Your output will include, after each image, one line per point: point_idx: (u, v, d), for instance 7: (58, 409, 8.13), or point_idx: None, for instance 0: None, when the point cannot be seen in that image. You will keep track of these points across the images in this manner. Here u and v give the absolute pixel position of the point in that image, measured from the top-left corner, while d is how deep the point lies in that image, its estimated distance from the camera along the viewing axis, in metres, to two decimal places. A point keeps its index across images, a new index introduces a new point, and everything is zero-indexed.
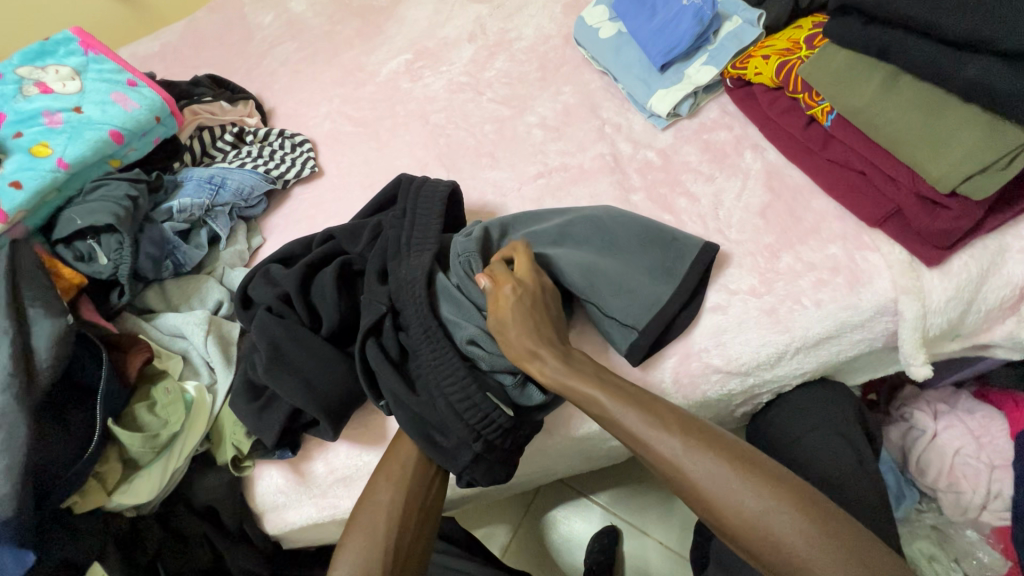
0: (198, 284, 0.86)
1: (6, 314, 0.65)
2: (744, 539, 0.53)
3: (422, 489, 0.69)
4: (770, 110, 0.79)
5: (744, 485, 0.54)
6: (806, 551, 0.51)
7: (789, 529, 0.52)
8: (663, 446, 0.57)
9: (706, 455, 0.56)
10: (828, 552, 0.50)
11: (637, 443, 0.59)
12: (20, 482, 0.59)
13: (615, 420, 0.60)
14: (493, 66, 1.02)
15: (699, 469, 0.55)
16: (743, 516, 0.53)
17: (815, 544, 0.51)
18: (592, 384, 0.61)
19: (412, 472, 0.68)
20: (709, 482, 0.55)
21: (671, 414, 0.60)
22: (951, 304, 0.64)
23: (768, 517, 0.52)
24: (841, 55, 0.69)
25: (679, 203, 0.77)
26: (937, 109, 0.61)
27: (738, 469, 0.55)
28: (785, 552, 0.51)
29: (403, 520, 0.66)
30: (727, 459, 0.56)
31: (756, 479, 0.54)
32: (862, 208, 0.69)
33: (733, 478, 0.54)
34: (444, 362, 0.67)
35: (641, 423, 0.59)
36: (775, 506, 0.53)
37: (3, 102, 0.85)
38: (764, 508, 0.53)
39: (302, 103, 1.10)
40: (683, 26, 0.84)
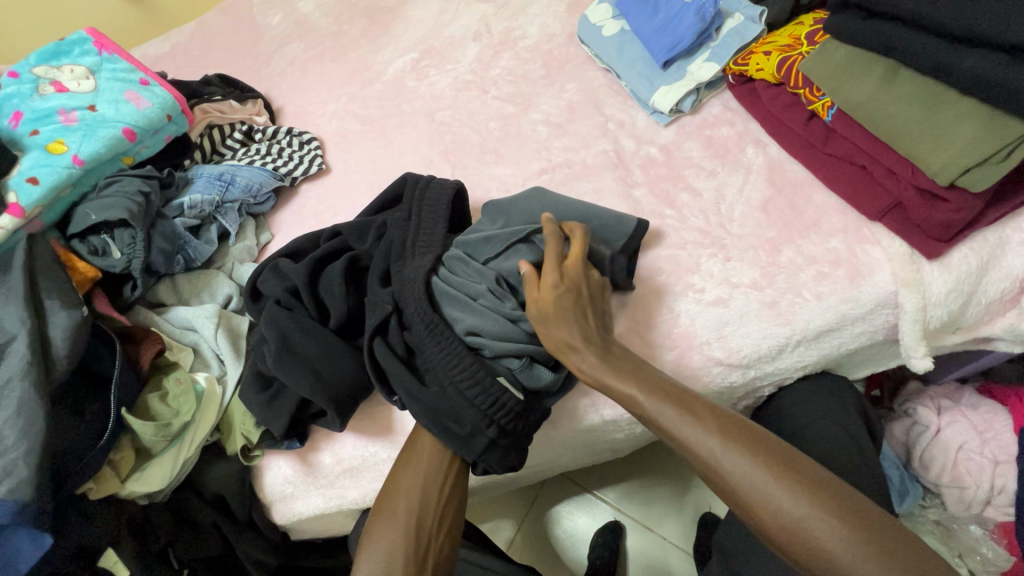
0: (208, 279, 0.88)
1: (24, 305, 0.67)
2: (783, 543, 0.54)
3: (439, 477, 0.68)
4: (772, 106, 0.79)
5: (780, 485, 0.55)
6: (842, 554, 0.51)
7: (830, 536, 0.52)
8: (700, 444, 0.59)
9: (742, 455, 0.57)
10: (866, 556, 0.50)
11: (673, 440, 0.61)
12: (37, 467, 0.61)
13: (652, 418, 0.61)
14: (497, 64, 1.03)
15: (736, 467, 0.57)
16: (778, 515, 0.54)
17: (851, 547, 0.51)
18: (632, 382, 0.63)
19: (430, 461, 0.69)
20: (745, 481, 0.56)
21: (710, 413, 0.61)
22: (951, 297, 0.65)
23: (804, 518, 0.53)
24: (841, 51, 0.70)
25: (681, 198, 0.78)
26: (936, 103, 0.61)
27: (773, 469, 0.56)
28: (820, 554, 0.52)
29: (422, 505, 0.67)
30: (764, 459, 0.57)
31: (792, 479, 0.55)
32: (863, 202, 0.69)
33: (768, 478, 0.55)
34: (449, 351, 0.68)
35: (679, 421, 0.60)
36: (812, 509, 0.53)
37: (20, 101, 0.87)
38: (801, 508, 0.53)
39: (310, 102, 1.12)
40: (685, 24, 0.85)
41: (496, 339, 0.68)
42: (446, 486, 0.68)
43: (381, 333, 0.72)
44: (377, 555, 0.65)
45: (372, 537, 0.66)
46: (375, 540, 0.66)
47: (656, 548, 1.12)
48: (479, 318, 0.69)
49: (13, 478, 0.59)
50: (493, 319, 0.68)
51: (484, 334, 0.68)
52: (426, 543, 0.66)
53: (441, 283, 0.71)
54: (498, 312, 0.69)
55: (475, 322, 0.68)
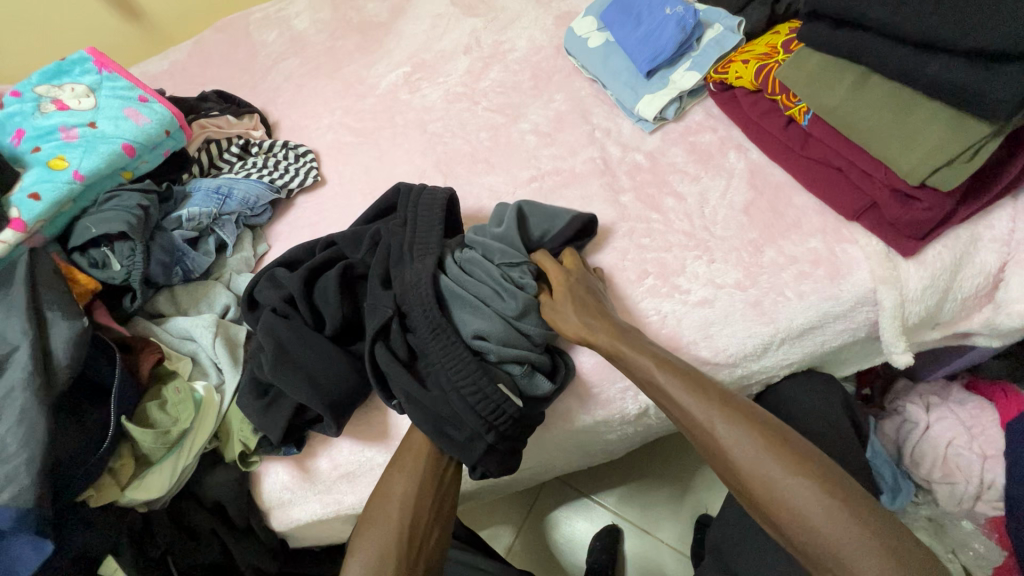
0: (207, 289, 0.89)
1: (27, 317, 0.69)
2: (773, 511, 0.56)
3: (434, 477, 0.70)
4: (751, 112, 0.82)
5: (765, 450, 0.58)
6: (821, 517, 0.54)
7: (813, 504, 0.54)
8: (698, 410, 0.62)
9: (739, 425, 0.60)
10: (843, 523, 0.53)
11: (675, 408, 0.64)
12: (40, 475, 0.62)
13: (659, 387, 0.64)
14: (487, 76, 1.06)
15: (729, 433, 0.60)
16: (763, 478, 0.57)
17: (829, 511, 0.54)
18: (645, 354, 0.65)
19: (425, 463, 0.70)
20: (735, 449, 0.59)
21: (713, 388, 0.63)
22: (928, 292, 0.67)
23: (787, 482, 0.56)
24: (815, 58, 0.72)
25: (666, 202, 0.80)
26: (905, 107, 0.64)
27: (766, 442, 0.59)
28: (799, 516, 0.55)
29: (418, 507, 0.68)
30: (758, 430, 0.59)
31: (781, 450, 0.58)
32: (840, 203, 0.71)
33: (757, 446, 0.58)
34: (459, 357, 0.69)
35: (683, 392, 0.63)
36: (798, 479, 0.56)
37: (22, 119, 0.90)
38: (785, 474, 0.56)
39: (306, 116, 1.14)
40: (667, 34, 0.87)
41: (500, 344, 0.70)
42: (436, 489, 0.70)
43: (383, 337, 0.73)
44: (371, 558, 0.65)
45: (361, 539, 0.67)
46: (365, 540, 0.67)
47: (653, 551, 1.13)
48: (484, 322, 0.70)
49: (14, 485, 0.61)
50: (499, 324, 0.70)
51: (489, 338, 0.70)
52: (420, 542, 0.67)
53: (451, 284, 0.73)
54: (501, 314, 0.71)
55: (480, 325, 0.70)
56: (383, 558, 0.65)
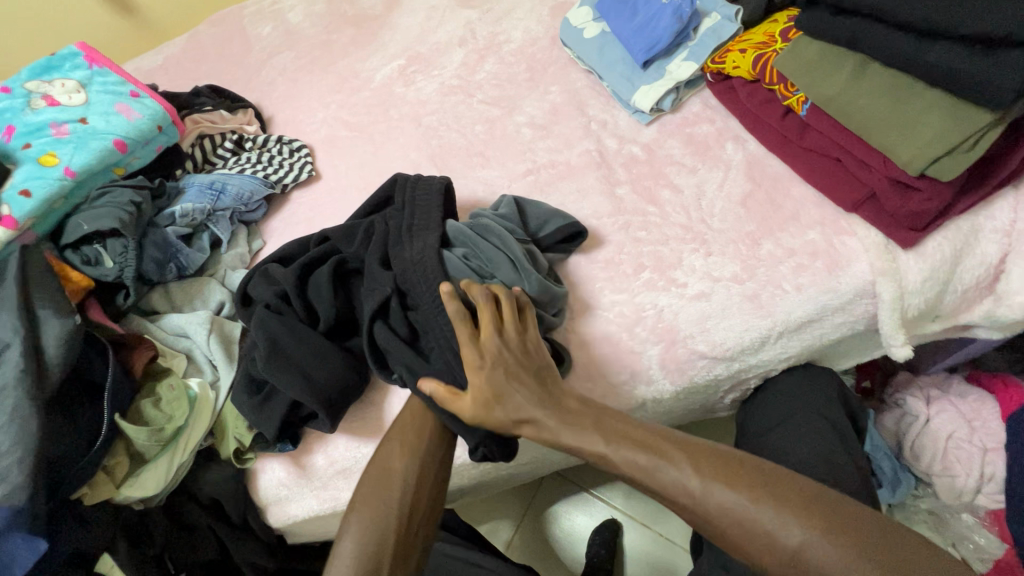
0: (201, 286, 0.89)
1: (18, 315, 0.68)
2: (788, 572, 0.54)
3: (435, 453, 0.69)
4: (749, 102, 0.80)
5: (759, 512, 0.55)
6: (840, 568, 0.52)
7: (826, 556, 0.52)
8: (676, 483, 0.59)
9: (722, 493, 0.57)
10: (864, 569, 0.51)
11: (649, 488, 0.61)
12: (33, 473, 0.62)
13: (625, 467, 0.61)
14: (482, 68, 1.05)
15: (717, 503, 0.57)
16: (768, 540, 0.54)
17: (846, 560, 0.52)
18: (595, 438, 0.62)
19: (427, 436, 0.70)
20: (691, 497, 0.58)
21: (681, 451, 0.61)
22: (928, 284, 0.66)
23: (793, 542, 0.53)
24: (814, 46, 0.71)
25: (662, 195, 0.80)
26: (905, 96, 0.63)
27: (755, 499, 0.56)
28: (817, 573, 0.52)
29: (415, 488, 0.67)
30: (744, 490, 0.57)
31: (775, 507, 0.55)
32: (839, 194, 0.70)
33: (748, 507, 0.56)
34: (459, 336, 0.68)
35: (654, 468, 0.60)
36: (803, 535, 0.53)
37: (12, 115, 0.89)
38: (788, 531, 0.54)
39: (300, 110, 1.13)
40: (663, 24, 0.86)
41: None
42: (431, 493, 0.68)
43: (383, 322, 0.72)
44: (364, 528, 0.65)
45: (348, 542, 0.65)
46: (352, 544, 0.64)
47: (653, 545, 1.13)
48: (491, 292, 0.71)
49: (7, 484, 0.60)
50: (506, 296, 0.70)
51: None
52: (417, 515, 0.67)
53: (456, 258, 0.73)
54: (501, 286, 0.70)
55: None
56: (378, 523, 0.65)
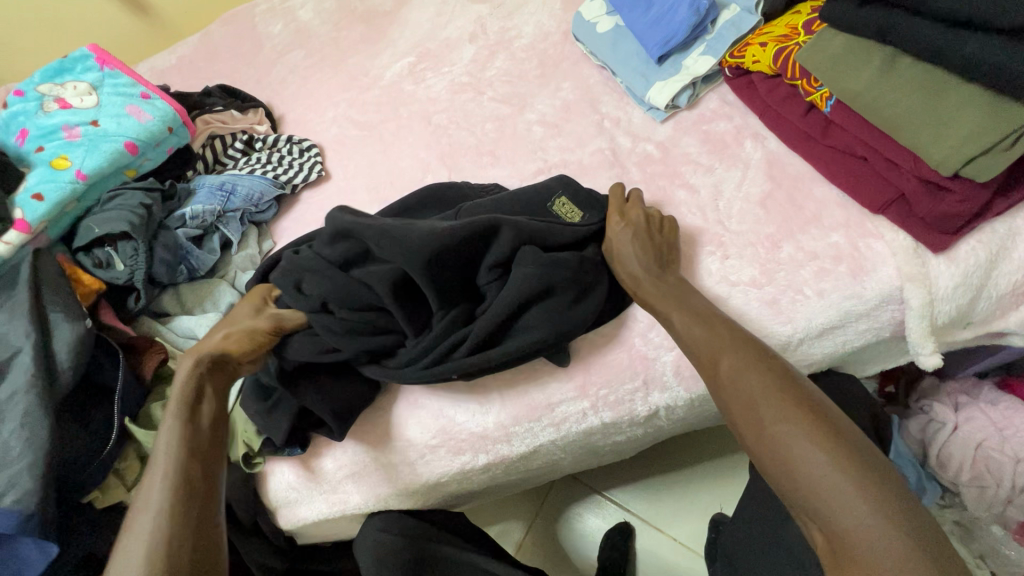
0: (211, 288, 0.88)
1: (29, 320, 0.69)
2: (765, 457, 0.51)
3: (192, 479, 0.56)
4: (770, 98, 0.77)
5: (766, 389, 0.54)
6: (816, 469, 0.48)
7: (809, 454, 0.49)
8: (703, 350, 0.59)
9: (745, 366, 0.56)
10: (835, 476, 0.47)
11: (688, 351, 0.61)
12: (43, 478, 0.62)
13: (676, 331, 0.62)
14: (493, 64, 1.02)
15: (734, 373, 0.56)
16: (756, 421, 0.53)
17: (826, 466, 0.48)
18: (669, 302, 0.64)
19: (183, 462, 0.56)
20: (738, 391, 0.55)
21: (728, 332, 0.60)
22: (959, 291, 0.63)
23: (780, 430, 0.51)
24: (838, 39, 0.67)
25: (678, 195, 0.77)
26: (938, 91, 0.60)
27: (772, 379, 0.54)
28: (790, 466, 0.49)
29: (178, 537, 0.51)
30: (763, 370, 0.55)
31: (785, 394, 0.53)
32: (864, 195, 0.67)
33: (758, 382, 0.54)
34: (530, 255, 0.70)
35: (693, 332, 0.60)
36: (797, 427, 0.50)
37: (26, 118, 0.90)
38: (780, 420, 0.51)
39: (310, 109, 1.12)
40: (680, 17, 0.83)
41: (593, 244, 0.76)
42: (204, 527, 0.53)
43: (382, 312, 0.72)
44: None
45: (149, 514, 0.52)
46: (135, 544, 0.50)
47: (666, 549, 1.11)
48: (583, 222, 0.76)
49: (18, 488, 0.61)
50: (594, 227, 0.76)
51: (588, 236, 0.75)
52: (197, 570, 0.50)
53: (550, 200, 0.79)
54: (569, 227, 0.73)
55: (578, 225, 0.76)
56: None
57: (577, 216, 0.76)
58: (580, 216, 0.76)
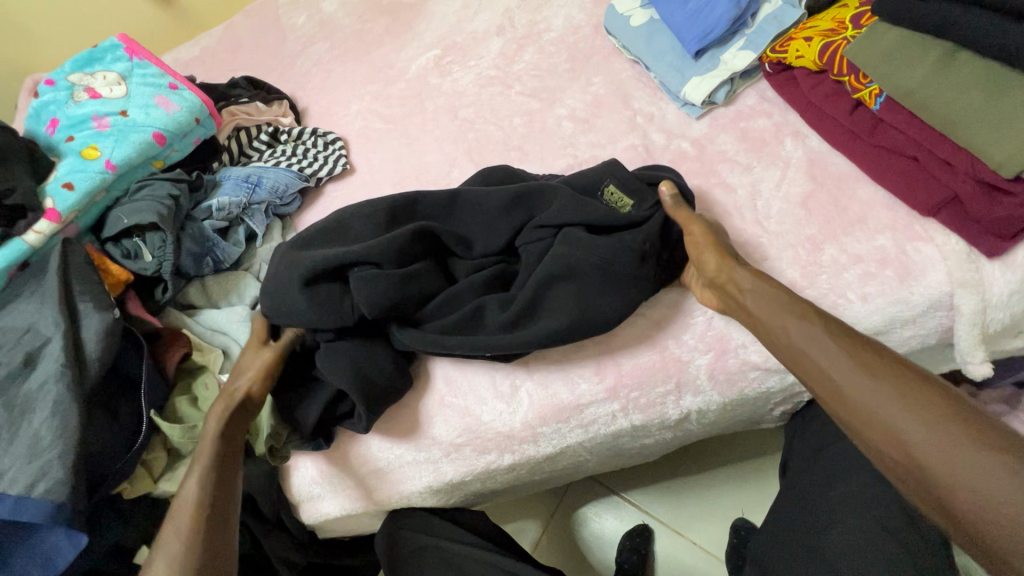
0: (237, 280, 0.88)
1: (59, 309, 0.69)
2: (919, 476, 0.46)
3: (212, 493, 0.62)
4: (812, 95, 0.75)
5: (903, 395, 0.49)
6: (987, 486, 0.43)
7: (971, 467, 0.44)
8: (818, 357, 0.54)
9: (872, 374, 0.51)
10: (1010, 487, 0.43)
11: (796, 359, 0.56)
12: (72, 469, 0.62)
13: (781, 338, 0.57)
14: (521, 58, 1.01)
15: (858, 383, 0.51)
16: (899, 432, 0.48)
17: (999, 478, 0.43)
18: (766, 305, 0.59)
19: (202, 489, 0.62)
20: (870, 401, 0.50)
21: (844, 335, 0.55)
22: (1014, 298, 0.60)
23: (934, 441, 0.46)
24: (891, 34, 0.65)
25: (714, 194, 0.75)
26: (999, 89, 0.58)
27: (906, 386, 0.49)
28: (952, 482, 0.45)
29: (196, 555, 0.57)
30: (893, 375, 0.50)
31: (925, 396, 0.48)
32: (915, 196, 0.65)
33: (892, 391, 0.49)
34: (572, 235, 0.70)
35: (804, 336, 0.55)
36: (954, 437, 0.46)
37: (56, 108, 0.90)
38: (927, 429, 0.47)
39: (335, 102, 1.12)
40: (719, 10, 0.80)
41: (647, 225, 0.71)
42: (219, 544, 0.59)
43: (417, 276, 0.71)
44: None
45: (173, 525, 0.60)
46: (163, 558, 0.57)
47: (686, 553, 1.09)
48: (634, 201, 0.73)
49: (48, 478, 0.61)
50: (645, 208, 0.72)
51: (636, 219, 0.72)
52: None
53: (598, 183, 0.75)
54: (615, 214, 0.71)
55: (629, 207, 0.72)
56: None
57: (627, 205, 0.73)
58: (629, 205, 0.73)
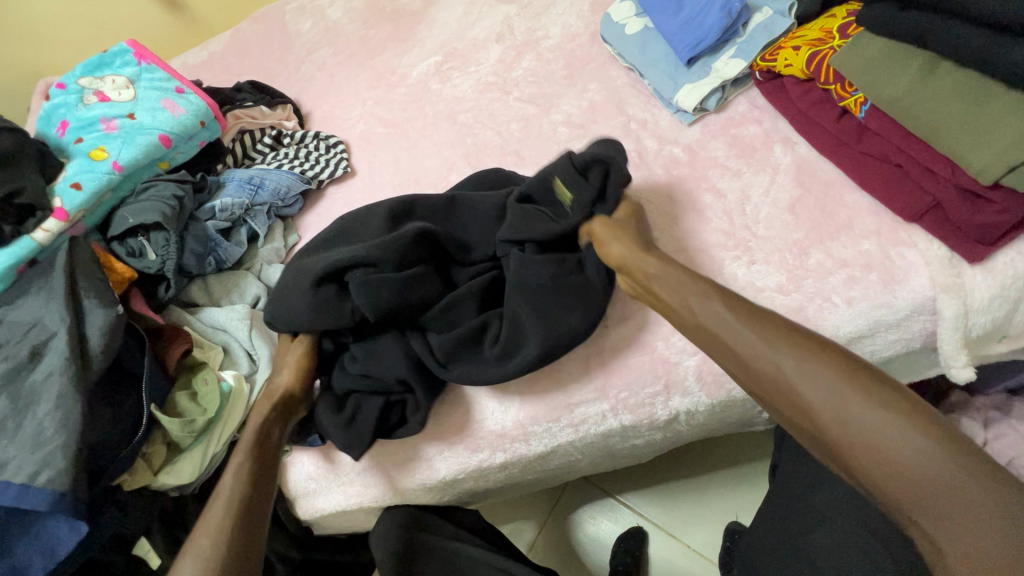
0: (238, 279, 0.90)
1: (65, 305, 0.71)
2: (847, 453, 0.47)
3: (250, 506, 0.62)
4: (801, 103, 0.76)
5: (838, 377, 0.49)
6: (912, 460, 0.44)
7: (898, 442, 0.45)
8: (754, 342, 0.53)
9: (805, 360, 0.50)
10: (933, 463, 0.44)
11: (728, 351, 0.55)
12: (74, 460, 0.63)
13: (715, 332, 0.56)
14: (520, 65, 1.03)
15: (792, 367, 0.50)
16: (835, 414, 0.48)
17: (924, 453, 0.44)
18: (700, 296, 0.58)
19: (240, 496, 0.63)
20: (805, 383, 0.49)
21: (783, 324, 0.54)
22: (996, 303, 0.61)
23: (863, 419, 0.46)
24: (875, 45, 0.67)
25: (704, 198, 0.76)
26: (978, 98, 0.59)
27: (837, 370, 0.49)
28: (880, 458, 0.45)
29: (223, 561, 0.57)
30: (826, 360, 0.50)
31: (856, 379, 0.49)
32: (899, 202, 0.66)
33: (827, 374, 0.49)
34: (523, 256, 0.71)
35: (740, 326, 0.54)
36: (883, 416, 0.46)
37: (66, 110, 0.93)
38: (860, 408, 0.47)
39: (337, 106, 1.14)
40: (711, 19, 0.82)
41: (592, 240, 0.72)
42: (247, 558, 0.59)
43: (417, 279, 0.71)
44: None
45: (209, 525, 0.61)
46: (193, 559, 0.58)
47: (680, 556, 1.10)
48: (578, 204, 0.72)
49: (51, 468, 0.62)
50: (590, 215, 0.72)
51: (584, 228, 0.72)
52: None
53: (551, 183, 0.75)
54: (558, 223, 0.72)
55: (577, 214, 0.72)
56: None
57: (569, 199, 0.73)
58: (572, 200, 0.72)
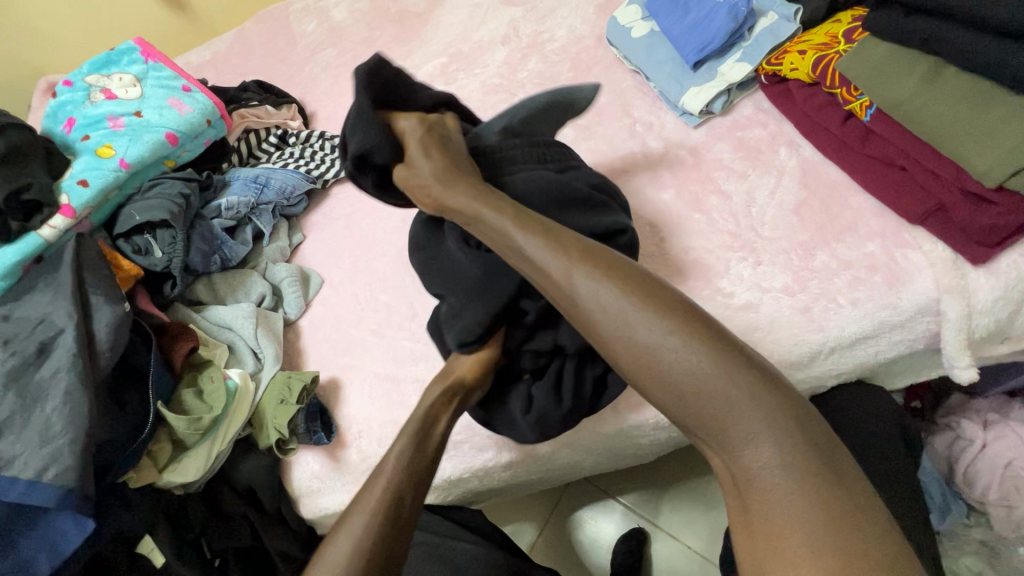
0: (243, 278, 0.90)
1: (72, 301, 0.71)
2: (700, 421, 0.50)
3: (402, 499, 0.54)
4: (806, 106, 0.77)
5: (695, 355, 0.50)
6: (756, 437, 0.48)
7: (746, 419, 0.48)
8: (619, 313, 0.53)
9: (669, 332, 0.51)
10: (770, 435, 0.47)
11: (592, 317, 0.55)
12: (81, 456, 0.63)
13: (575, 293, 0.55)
14: (525, 67, 1.03)
15: (649, 337, 0.51)
16: (689, 384, 0.50)
17: (762, 425, 0.48)
18: (571, 265, 0.56)
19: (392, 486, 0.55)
20: (663, 362, 0.51)
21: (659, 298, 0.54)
22: (999, 304, 0.62)
23: (715, 389, 0.49)
24: (880, 49, 0.68)
25: (709, 200, 0.77)
26: (982, 103, 0.60)
27: (698, 346, 0.50)
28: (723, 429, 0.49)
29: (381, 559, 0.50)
30: (683, 335, 0.51)
31: (714, 354, 0.50)
32: (903, 204, 0.67)
33: (680, 350, 0.50)
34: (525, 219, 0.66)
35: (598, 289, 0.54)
36: (733, 386, 0.49)
37: (73, 108, 0.93)
38: (719, 379, 0.49)
39: (342, 106, 1.14)
40: (717, 23, 0.83)
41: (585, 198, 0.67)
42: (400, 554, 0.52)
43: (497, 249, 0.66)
44: None
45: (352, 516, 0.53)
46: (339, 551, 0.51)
47: (680, 557, 1.10)
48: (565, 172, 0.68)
49: (59, 464, 0.62)
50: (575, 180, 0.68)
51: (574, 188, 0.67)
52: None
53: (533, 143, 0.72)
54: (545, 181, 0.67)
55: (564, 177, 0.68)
56: None
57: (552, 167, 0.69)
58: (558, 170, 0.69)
